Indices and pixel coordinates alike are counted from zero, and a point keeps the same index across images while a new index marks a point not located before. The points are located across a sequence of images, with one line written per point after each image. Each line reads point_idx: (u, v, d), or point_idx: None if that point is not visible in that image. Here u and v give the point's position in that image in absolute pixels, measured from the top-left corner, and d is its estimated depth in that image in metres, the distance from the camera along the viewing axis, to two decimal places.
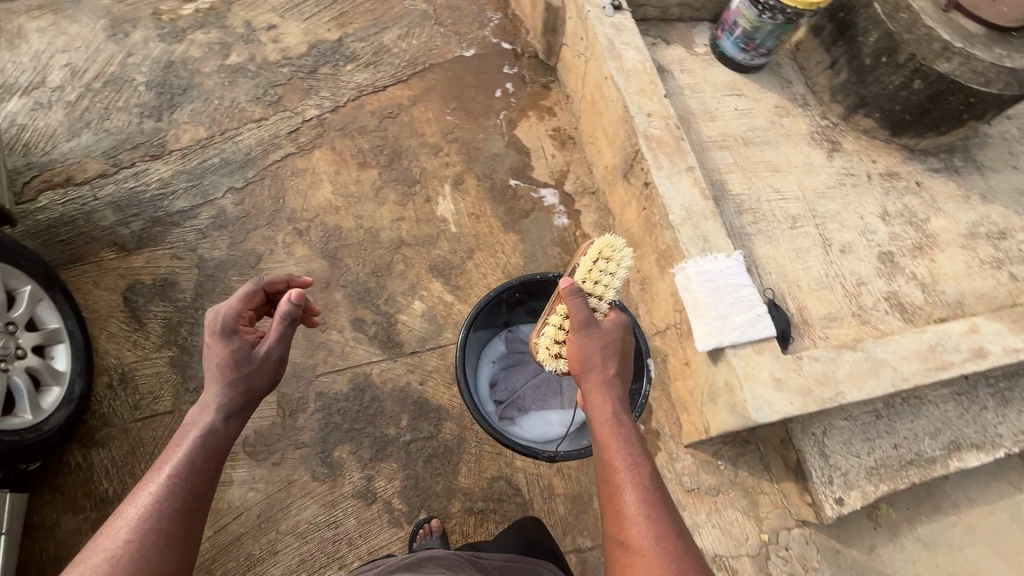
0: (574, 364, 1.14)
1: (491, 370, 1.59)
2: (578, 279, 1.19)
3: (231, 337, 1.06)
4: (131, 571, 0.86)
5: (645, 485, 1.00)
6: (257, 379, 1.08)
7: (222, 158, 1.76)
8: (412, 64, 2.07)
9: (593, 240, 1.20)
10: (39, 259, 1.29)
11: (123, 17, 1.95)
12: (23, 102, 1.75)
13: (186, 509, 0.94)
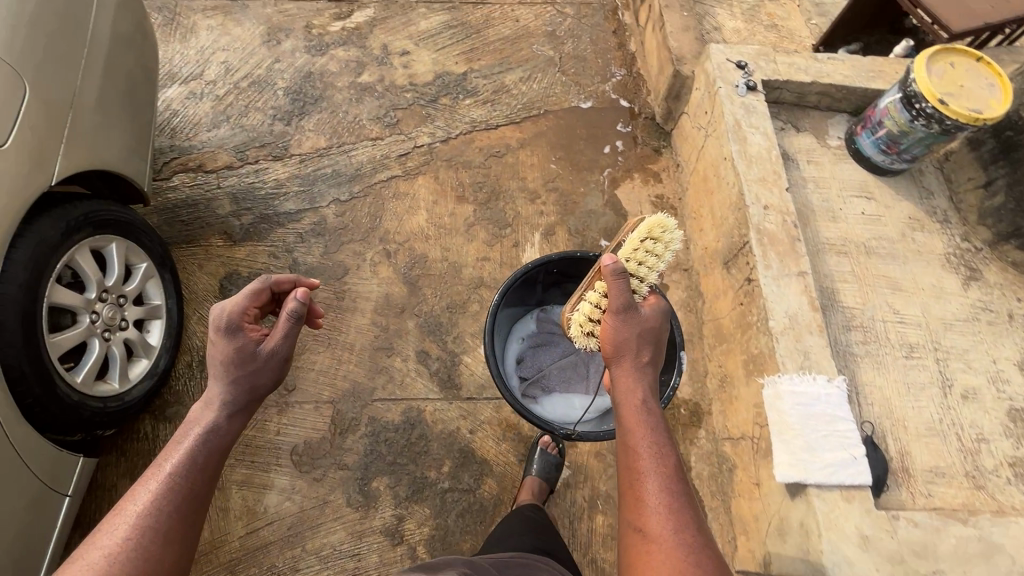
0: (607, 348, 1.13)
1: (519, 347, 1.67)
2: (622, 256, 1.17)
3: (235, 334, 1.05)
4: (130, 569, 0.86)
5: (667, 478, 1.00)
6: (263, 377, 1.08)
7: (334, 169, 1.86)
8: (528, 107, 2.09)
9: (642, 219, 1.18)
10: (158, 240, 1.39)
11: (279, 26, 2.13)
12: (180, 90, 1.94)
13: (184, 505, 0.95)
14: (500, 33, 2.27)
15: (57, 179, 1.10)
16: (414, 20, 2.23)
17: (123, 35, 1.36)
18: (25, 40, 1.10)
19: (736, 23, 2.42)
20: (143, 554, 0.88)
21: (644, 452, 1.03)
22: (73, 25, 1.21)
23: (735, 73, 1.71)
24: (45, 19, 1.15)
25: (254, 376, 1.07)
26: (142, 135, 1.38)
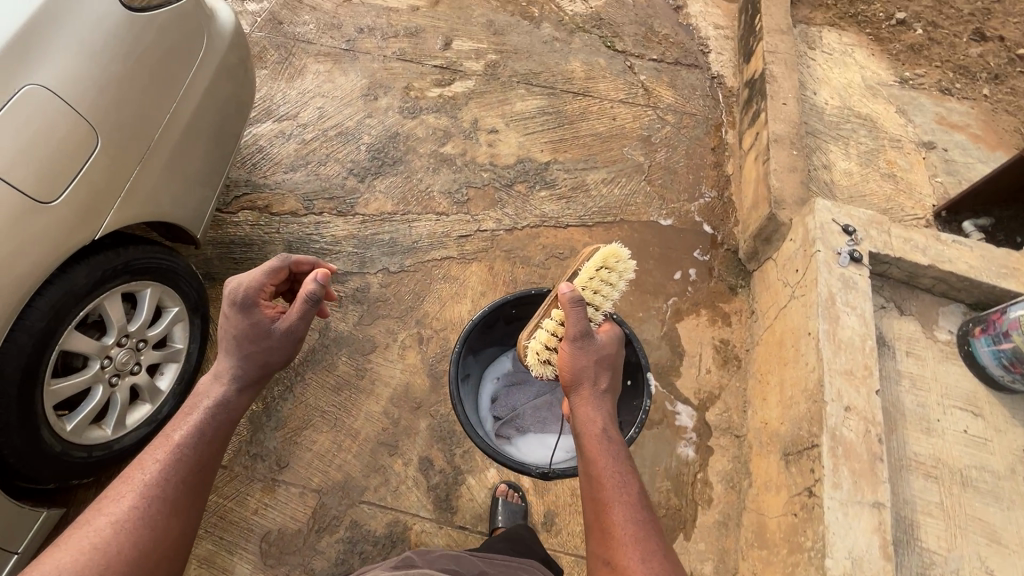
0: (568, 377, 1.26)
1: (494, 387, 1.79)
2: (578, 286, 1.32)
3: (251, 312, 1.16)
4: (139, 531, 0.96)
5: (630, 497, 1.13)
6: (272, 353, 1.19)
7: (392, 237, 1.82)
8: (603, 212, 1.99)
9: (597, 251, 1.36)
10: (197, 286, 1.36)
11: (381, 82, 2.17)
12: (272, 127, 1.99)
13: (189, 476, 1.06)
14: (593, 128, 2.20)
15: (100, 234, 1.10)
16: (511, 100, 2.22)
17: (217, 89, 1.38)
18: (109, 96, 1.11)
19: (849, 165, 2.23)
20: (150, 519, 0.98)
21: (607, 476, 1.15)
22: (165, 81, 1.22)
23: (839, 238, 1.52)
24: (136, 74, 1.16)
25: (266, 349, 1.19)
26: (208, 182, 1.39)
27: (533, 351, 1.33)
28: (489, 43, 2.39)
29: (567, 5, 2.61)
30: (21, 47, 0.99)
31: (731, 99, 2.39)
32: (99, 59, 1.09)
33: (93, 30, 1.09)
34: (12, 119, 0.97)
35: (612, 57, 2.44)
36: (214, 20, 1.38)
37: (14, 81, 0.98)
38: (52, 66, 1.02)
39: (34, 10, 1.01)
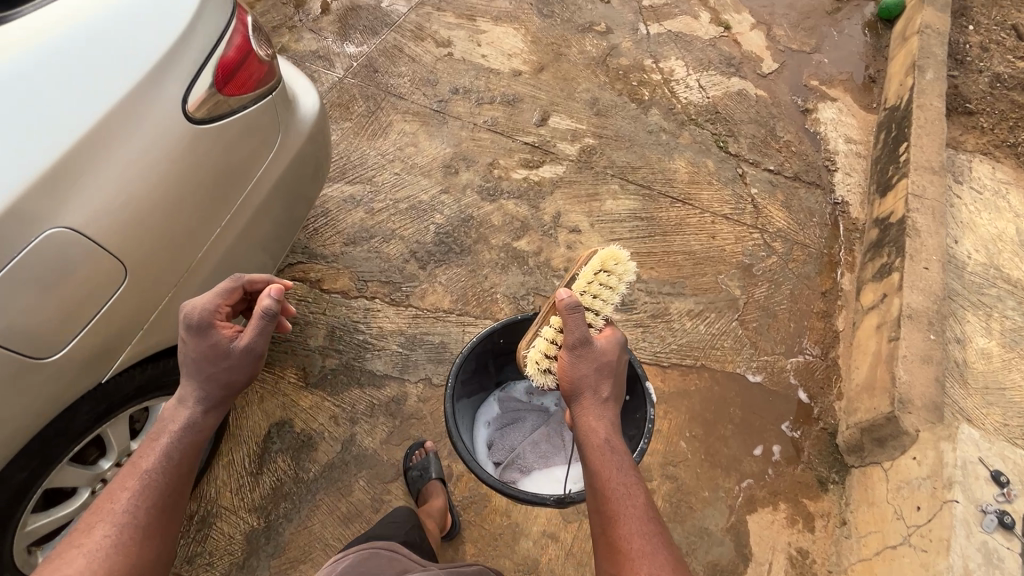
0: (567, 387, 1.16)
1: (486, 430, 1.59)
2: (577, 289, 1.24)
3: (207, 332, 1.02)
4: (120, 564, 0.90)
5: (636, 508, 1.04)
6: (233, 376, 1.06)
7: (442, 340, 1.64)
8: (681, 351, 1.73)
9: (596, 253, 1.28)
10: None
11: (465, 154, 2.01)
12: (343, 189, 1.86)
13: (163, 500, 0.97)
14: (688, 244, 1.94)
15: (110, 374, 1.05)
16: (600, 196, 2.01)
17: (281, 185, 1.28)
18: (150, 221, 1.02)
19: (989, 342, 1.86)
20: (120, 551, 0.90)
21: (611, 488, 1.05)
22: (220, 192, 1.13)
23: (986, 487, 1.31)
24: (175, 202, 1.05)
25: (228, 371, 1.05)
26: None
27: (532, 362, 1.22)
28: (589, 123, 2.19)
29: (682, 91, 2.37)
30: (60, 177, 0.90)
31: (854, 233, 2.06)
32: (147, 183, 1.00)
33: (144, 151, 0.99)
34: (34, 260, 0.89)
35: (723, 161, 2.17)
36: (292, 114, 1.28)
37: (45, 216, 0.89)
38: (90, 195, 0.93)
39: (81, 134, 0.92)
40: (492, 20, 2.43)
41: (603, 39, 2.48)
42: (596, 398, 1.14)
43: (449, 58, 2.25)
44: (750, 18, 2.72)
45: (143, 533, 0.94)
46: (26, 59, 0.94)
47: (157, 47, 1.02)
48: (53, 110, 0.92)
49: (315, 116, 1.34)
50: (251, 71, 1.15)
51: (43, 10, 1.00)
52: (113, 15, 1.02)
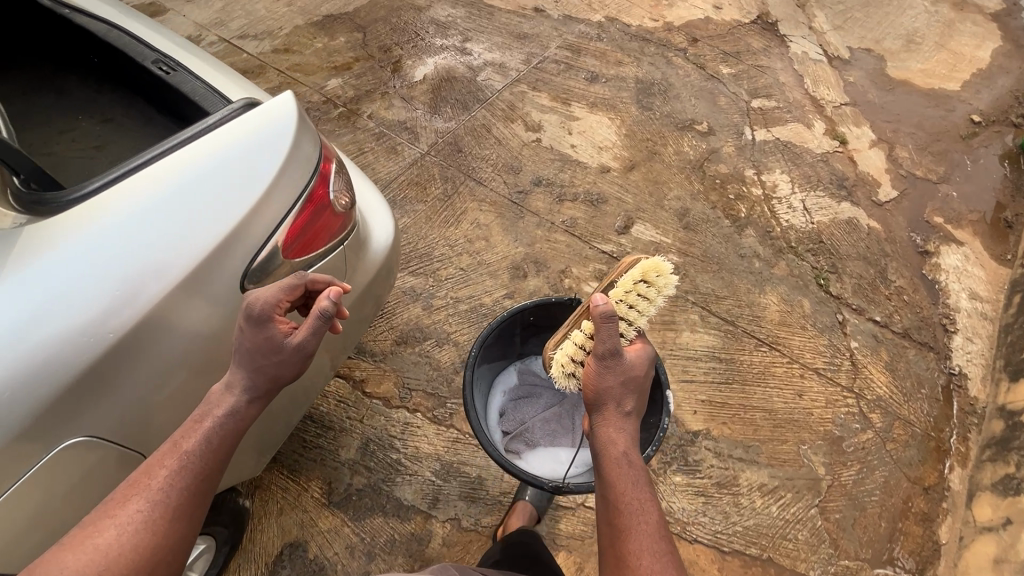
0: (589, 395, 1.12)
1: (502, 399, 1.71)
2: (613, 297, 1.18)
3: (266, 325, 0.94)
4: (145, 544, 0.84)
5: (650, 526, 1.00)
6: (282, 370, 0.97)
7: (479, 474, 1.49)
8: (746, 536, 1.51)
9: (640, 263, 1.17)
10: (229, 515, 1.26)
11: (537, 257, 1.88)
12: (406, 281, 1.77)
13: (199, 482, 0.91)
14: (769, 400, 1.71)
15: None
16: (676, 325, 1.82)
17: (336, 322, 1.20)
18: (179, 403, 0.98)
19: None
20: (151, 529, 0.85)
21: (624, 503, 1.02)
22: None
23: None
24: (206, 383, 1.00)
25: (278, 365, 0.96)
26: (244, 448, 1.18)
27: (557, 365, 1.19)
28: (675, 237, 2.01)
29: (783, 211, 2.15)
30: (93, 383, 0.85)
31: (970, 417, 1.77)
32: (184, 369, 0.95)
33: (188, 341, 0.93)
34: (53, 472, 0.84)
35: (822, 303, 1.93)
36: (361, 254, 1.18)
37: (72, 426, 0.84)
38: (126, 392, 0.89)
39: (122, 333, 0.86)
40: (587, 106, 2.32)
41: (704, 139, 2.30)
42: (617, 409, 1.12)
43: (536, 145, 2.15)
44: (870, 133, 2.47)
45: (174, 513, 0.88)
46: (81, 246, 0.87)
47: (217, 226, 0.94)
48: (98, 305, 0.85)
49: (387, 250, 1.23)
50: (322, 226, 1.07)
51: (109, 183, 0.94)
52: (179, 188, 0.95)
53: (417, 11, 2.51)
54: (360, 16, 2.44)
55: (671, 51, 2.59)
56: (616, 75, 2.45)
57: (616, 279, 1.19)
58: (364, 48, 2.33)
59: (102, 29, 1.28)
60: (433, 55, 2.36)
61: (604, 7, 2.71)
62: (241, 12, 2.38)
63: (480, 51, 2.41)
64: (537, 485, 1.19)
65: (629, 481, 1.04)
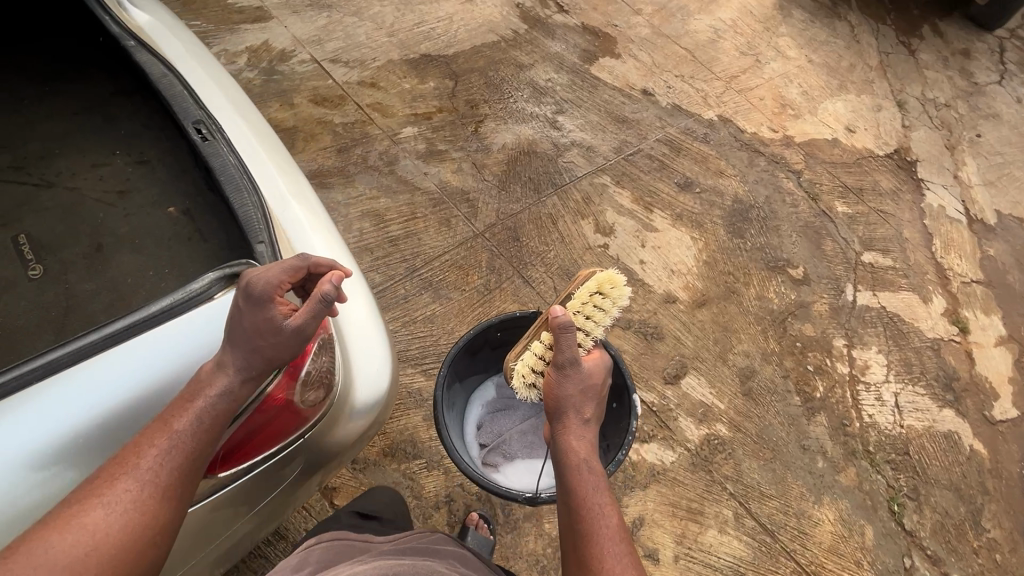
0: (552, 405, 1.23)
1: (480, 412, 1.71)
2: (572, 309, 1.28)
3: (263, 305, 0.88)
4: (135, 524, 0.83)
5: (612, 528, 1.11)
6: (280, 351, 0.90)
7: None
8: None
9: (593, 276, 1.29)
10: None
11: None
12: (415, 380, 1.60)
13: (189, 464, 0.86)
14: None
15: None
16: (703, 516, 1.54)
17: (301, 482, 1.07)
18: None
19: None
20: (140, 509, 0.83)
21: (586, 505, 1.13)
22: (217, 527, 0.98)
23: None
24: None
25: (276, 347, 0.89)
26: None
27: (519, 374, 1.29)
28: (730, 402, 1.72)
29: (869, 402, 1.80)
30: None
31: None
32: None
33: None
34: None
35: (888, 537, 1.59)
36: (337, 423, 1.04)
37: None
38: None
39: None
40: (670, 217, 2.07)
41: (795, 288, 1.99)
42: (579, 418, 1.24)
43: (601, 251, 1.93)
44: (999, 326, 2.06)
45: (164, 492, 0.85)
46: None
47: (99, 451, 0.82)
48: None
49: (374, 400, 1.07)
50: (273, 429, 0.95)
51: None
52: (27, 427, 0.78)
53: (518, 68, 2.35)
54: (457, 62, 2.31)
55: (784, 170, 2.28)
56: (713, 187, 2.18)
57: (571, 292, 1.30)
58: (451, 100, 2.19)
59: (157, 71, 1.17)
60: (520, 121, 2.18)
61: (720, 103, 2.44)
62: (342, 32, 2.30)
63: (571, 127, 2.21)
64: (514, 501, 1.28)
65: (588, 484, 1.16)
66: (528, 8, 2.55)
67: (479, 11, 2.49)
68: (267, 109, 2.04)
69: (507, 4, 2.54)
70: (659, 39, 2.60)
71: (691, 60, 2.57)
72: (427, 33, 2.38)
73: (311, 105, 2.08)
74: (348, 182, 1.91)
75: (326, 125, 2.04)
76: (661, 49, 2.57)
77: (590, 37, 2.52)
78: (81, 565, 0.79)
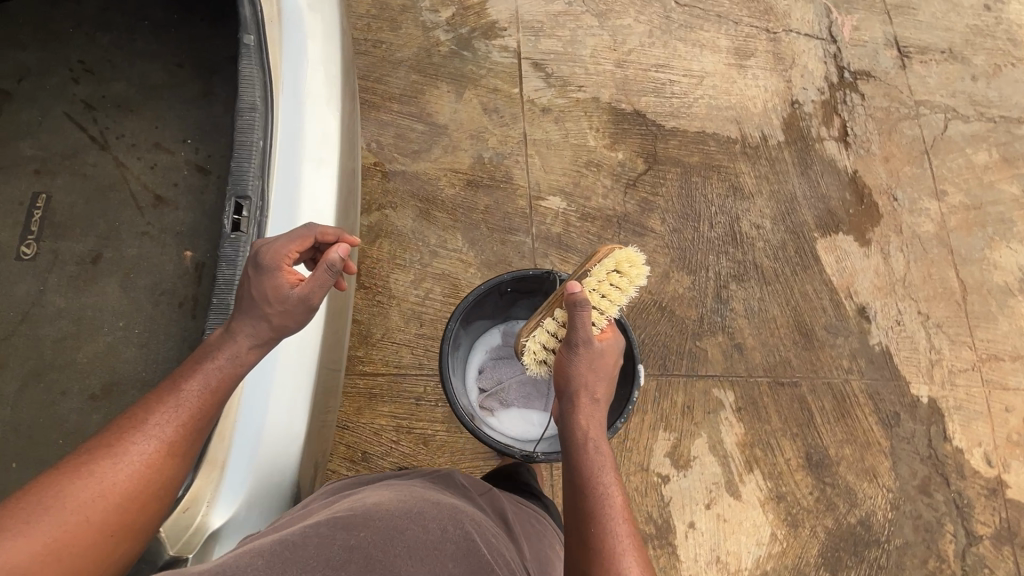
0: (559, 382, 1.03)
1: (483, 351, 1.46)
2: (584, 285, 1.02)
3: (271, 271, 0.78)
4: (140, 478, 0.69)
5: (616, 509, 0.88)
6: (286, 318, 0.79)
7: None
8: None
9: (610, 255, 1.02)
10: None
11: None
12: None
13: (199, 426, 0.74)
14: None
15: None
16: None
17: None
18: None
19: None
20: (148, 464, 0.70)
21: (588, 480, 0.93)
22: None
23: None
24: None
25: (285, 316, 0.79)
26: None
27: (529, 353, 1.08)
28: None
29: None
30: None
31: None
32: None
33: None
34: None
35: None
36: None
37: None
38: None
39: None
40: (766, 492, 1.57)
41: None
42: (590, 395, 1.02)
43: (654, 481, 1.52)
44: None
45: (170, 451, 0.72)
46: None
47: None
48: None
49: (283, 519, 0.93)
50: None
51: None
52: None
53: (732, 190, 1.79)
54: (667, 143, 1.80)
55: (958, 526, 1.63)
56: (848, 489, 1.61)
57: (586, 269, 1.04)
58: (627, 188, 1.73)
59: (250, 97, 0.90)
60: (683, 262, 1.69)
61: (947, 384, 1.74)
62: (570, 32, 1.85)
63: (735, 307, 1.68)
64: (505, 453, 1.17)
65: (592, 465, 0.94)
66: (799, 117, 1.91)
67: (740, 87, 1.90)
68: (433, 88, 1.72)
69: (780, 96, 1.92)
70: (934, 248, 1.86)
71: (955, 301, 1.82)
72: (660, 85, 1.86)
73: (479, 108, 1.72)
74: (452, 228, 1.60)
75: (477, 143, 1.69)
76: (927, 263, 1.84)
77: (849, 198, 1.86)
78: (84, 512, 0.65)
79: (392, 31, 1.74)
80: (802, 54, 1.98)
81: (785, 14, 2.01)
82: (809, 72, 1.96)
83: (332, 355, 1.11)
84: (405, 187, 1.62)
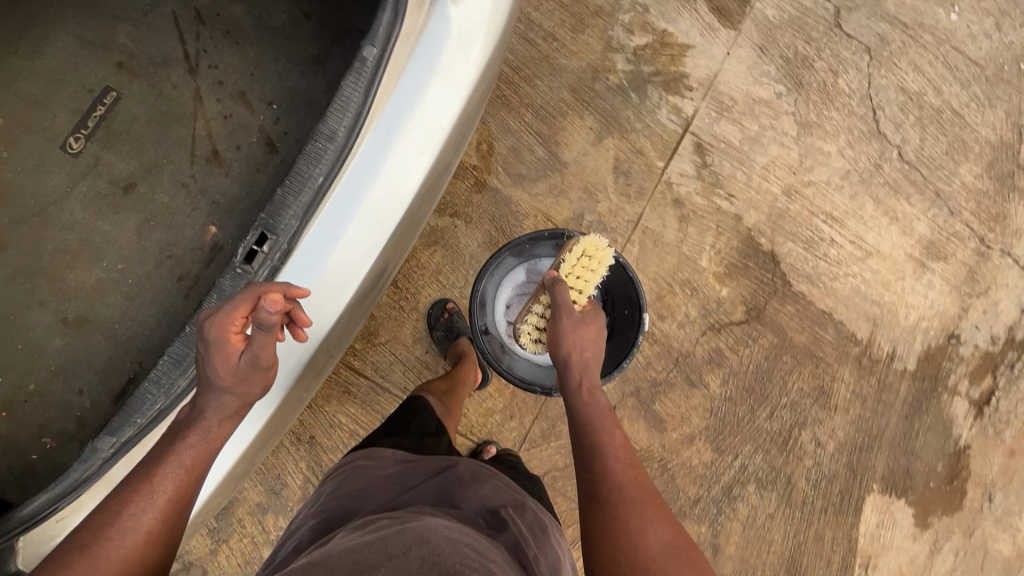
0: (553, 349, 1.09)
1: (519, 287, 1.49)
2: (562, 271, 1.14)
3: (213, 347, 0.69)
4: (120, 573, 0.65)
5: (612, 436, 0.96)
6: (249, 388, 0.72)
7: None
8: None
9: (577, 241, 1.13)
10: None
11: None
12: (292, 478, 1.38)
13: (177, 507, 0.70)
14: None
15: None
16: None
17: None
18: None
19: None
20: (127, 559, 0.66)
21: (585, 424, 0.98)
22: None
23: None
24: None
25: (245, 381, 0.72)
26: None
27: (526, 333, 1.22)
28: None
29: None
30: None
31: None
32: None
33: None
34: None
35: None
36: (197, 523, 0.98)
37: None
38: None
39: None
40: None
41: None
42: (583, 350, 1.06)
43: None
44: None
45: (146, 538, 0.68)
46: None
47: None
48: None
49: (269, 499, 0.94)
50: None
51: None
52: None
53: (817, 391, 1.53)
54: (782, 305, 1.53)
55: None
56: None
57: (560, 260, 1.14)
58: (708, 330, 1.50)
59: (335, 126, 0.77)
60: (715, 436, 1.49)
61: None
62: (759, 128, 1.54)
63: (738, 508, 1.49)
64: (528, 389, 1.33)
65: (591, 409, 0.99)
66: (948, 354, 1.57)
67: (903, 287, 1.57)
68: (578, 116, 1.49)
69: (942, 321, 1.58)
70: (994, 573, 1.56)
71: None
72: (818, 237, 1.55)
73: (611, 163, 1.50)
74: None
75: (586, 200, 1.48)
76: None
77: (938, 469, 1.56)
78: None
79: (573, 31, 1.50)
80: (1002, 288, 1.59)
81: (1016, 232, 1.60)
82: (996, 312, 1.59)
83: (337, 340, 1.01)
84: (490, 206, 1.46)
